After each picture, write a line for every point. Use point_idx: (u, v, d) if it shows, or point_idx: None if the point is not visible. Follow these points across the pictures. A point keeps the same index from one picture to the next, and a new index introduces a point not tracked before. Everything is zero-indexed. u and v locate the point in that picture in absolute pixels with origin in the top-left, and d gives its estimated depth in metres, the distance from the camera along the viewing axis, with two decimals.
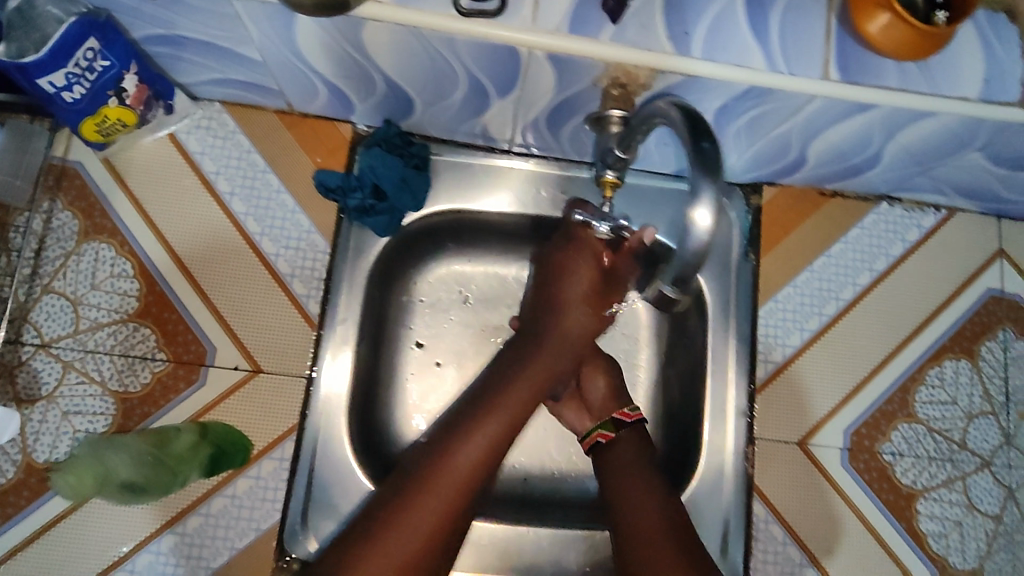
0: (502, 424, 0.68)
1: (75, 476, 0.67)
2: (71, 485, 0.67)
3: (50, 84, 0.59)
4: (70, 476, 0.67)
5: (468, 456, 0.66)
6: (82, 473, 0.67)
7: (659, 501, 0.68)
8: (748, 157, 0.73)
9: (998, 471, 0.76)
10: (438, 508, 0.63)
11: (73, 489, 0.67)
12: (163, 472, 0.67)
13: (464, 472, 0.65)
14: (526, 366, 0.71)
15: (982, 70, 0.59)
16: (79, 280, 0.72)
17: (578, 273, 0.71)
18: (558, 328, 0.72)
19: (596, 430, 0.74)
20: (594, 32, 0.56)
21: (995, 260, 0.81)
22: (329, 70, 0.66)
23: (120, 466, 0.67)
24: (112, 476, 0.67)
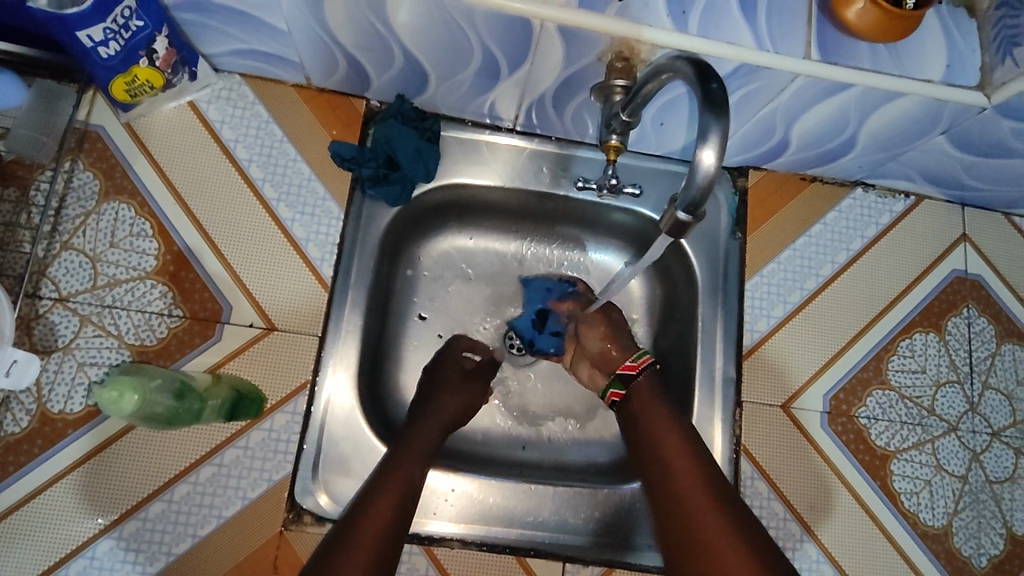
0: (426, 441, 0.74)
1: (120, 390, 0.56)
2: (110, 402, 0.56)
3: (89, 38, 0.62)
4: (110, 391, 0.56)
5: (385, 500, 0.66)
6: (127, 388, 0.57)
7: (694, 451, 0.69)
8: (736, 139, 0.79)
9: (964, 435, 0.82)
10: (393, 506, 0.66)
11: (109, 407, 0.56)
12: (192, 403, 0.65)
13: (385, 515, 0.65)
14: (429, 410, 0.77)
15: (943, 57, 0.66)
16: (98, 239, 0.74)
17: (466, 384, 0.81)
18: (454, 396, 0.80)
19: (609, 390, 0.79)
20: (601, 8, 0.62)
21: (960, 244, 0.88)
22: (351, 42, 0.71)
23: (156, 393, 0.61)
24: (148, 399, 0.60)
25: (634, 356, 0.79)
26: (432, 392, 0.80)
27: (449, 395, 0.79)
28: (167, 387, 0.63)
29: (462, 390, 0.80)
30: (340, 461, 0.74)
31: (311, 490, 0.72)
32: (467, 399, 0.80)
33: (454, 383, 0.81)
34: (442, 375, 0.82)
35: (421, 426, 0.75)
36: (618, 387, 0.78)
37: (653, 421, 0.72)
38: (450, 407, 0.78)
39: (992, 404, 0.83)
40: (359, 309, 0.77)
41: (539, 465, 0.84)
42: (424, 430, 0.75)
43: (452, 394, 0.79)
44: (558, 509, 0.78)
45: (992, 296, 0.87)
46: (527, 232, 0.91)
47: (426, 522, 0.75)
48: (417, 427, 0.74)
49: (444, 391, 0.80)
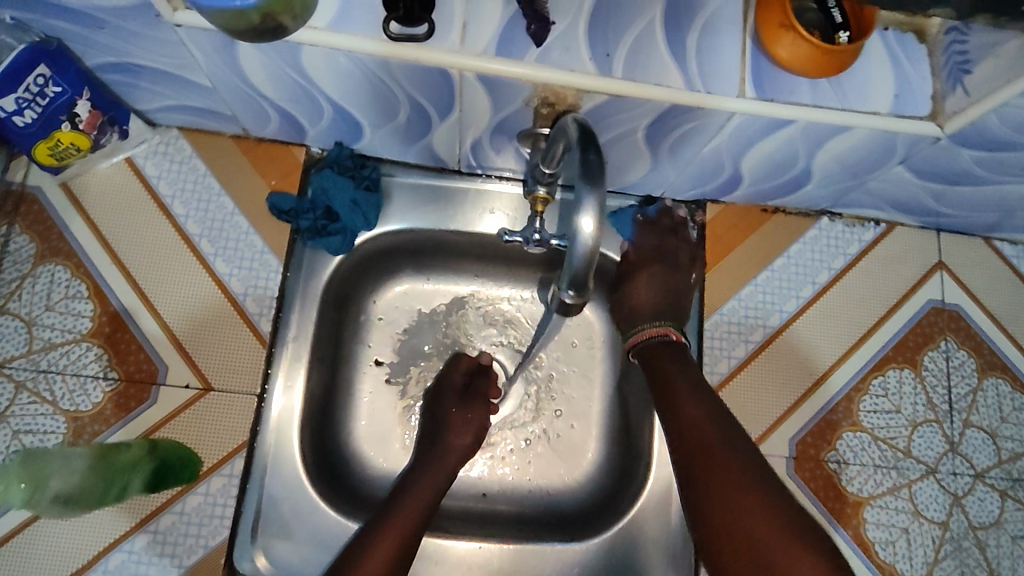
0: (394, 545, 0.66)
1: (6, 483, 0.68)
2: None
3: (1, 108, 0.62)
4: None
5: (380, 554, 0.66)
6: (10, 480, 0.68)
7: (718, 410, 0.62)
8: (687, 173, 0.76)
9: (944, 479, 0.77)
10: (385, 562, 0.65)
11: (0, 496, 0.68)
12: (96, 483, 0.69)
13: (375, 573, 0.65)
14: (410, 490, 0.72)
15: (891, 87, 0.62)
16: (33, 302, 0.73)
17: (469, 406, 0.80)
18: (459, 437, 0.78)
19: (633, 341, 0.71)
20: (519, 53, 0.59)
21: (935, 272, 0.83)
22: (276, 95, 0.69)
23: (54, 476, 0.69)
24: (43, 486, 0.68)
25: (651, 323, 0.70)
26: (437, 434, 0.78)
27: (455, 438, 0.78)
28: (66, 470, 0.69)
29: (468, 420, 0.79)
30: (278, 524, 0.72)
31: (249, 556, 0.70)
32: (473, 431, 0.79)
33: (457, 411, 0.79)
34: (448, 404, 0.80)
35: (396, 522, 0.68)
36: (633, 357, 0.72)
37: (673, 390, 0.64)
38: (454, 452, 0.77)
39: (975, 443, 0.79)
40: (300, 364, 0.75)
41: (497, 516, 0.81)
42: (402, 518, 0.69)
43: (457, 431, 0.78)
44: (511, 567, 0.75)
45: (973, 327, 0.82)
46: (483, 272, 0.88)
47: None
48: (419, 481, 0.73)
49: (450, 432, 0.78)
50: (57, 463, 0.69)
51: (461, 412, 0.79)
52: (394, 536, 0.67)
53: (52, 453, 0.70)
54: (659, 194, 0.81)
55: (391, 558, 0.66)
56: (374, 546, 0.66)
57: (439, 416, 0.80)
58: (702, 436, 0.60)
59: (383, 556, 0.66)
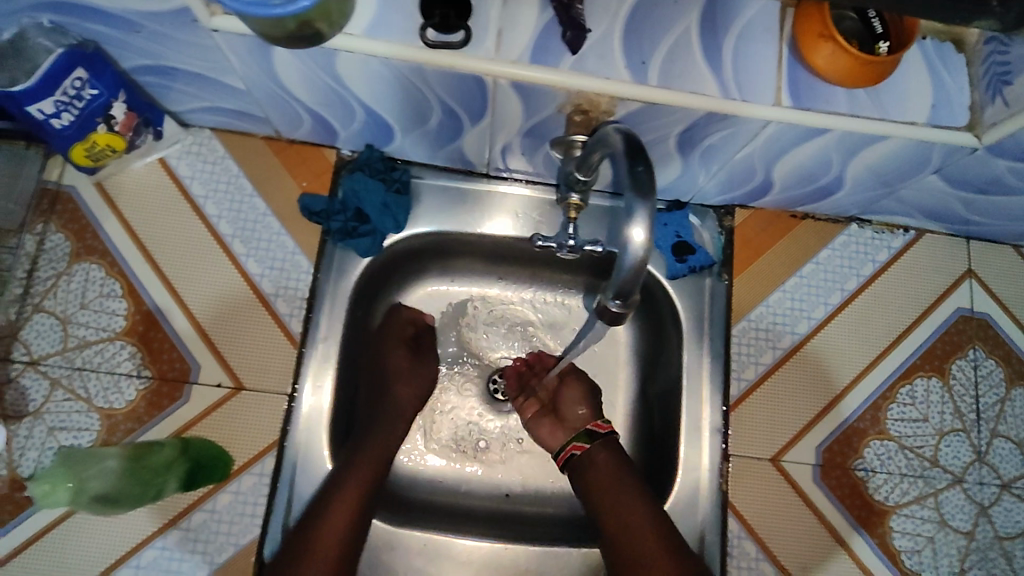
0: (354, 505, 0.70)
1: (49, 484, 0.67)
2: (42, 495, 0.67)
3: (40, 111, 0.62)
4: (42, 485, 0.67)
5: (338, 515, 0.70)
6: (55, 482, 0.67)
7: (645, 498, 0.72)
8: (717, 179, 0.76)
9: (971, 488, 0.77)
10: (346, 520, 0.70)
11: (43, 498, 0.67)
12: (134, 484, 0.69)
13: (337, 532, 0.69)
14: (366, 446, 0.74)
15: (929, 97, 0.62)
16: (68, 300, 0.74)
17: (419, 361, 0.81)
18: (402, 388, 0.79)
19: (572, 443, 0.77)
20: (554, 61, 0.59)
21: (964, 280, 0.83)
22: (309, 99, 0.70)
23: (94, 478, 0.68)
24: (83, 485, 0.68)
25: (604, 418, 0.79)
26: (383, 386, 0.79)
27: (402, 389, 0.79)
28: (102, 471, 0.69)
29: (417, 372, 0.80)
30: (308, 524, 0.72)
31: (280, 555, 0.71)
32: (416, 388, 0.80)
33: (401, 362, 0.80)
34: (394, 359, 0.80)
35: (352, 483, 0.71)
36: (584, 439, 0.77)
37: (603, 479, 0.74)
38: (405, 409, 0.79)
39: (1002, 453, 0.78)
40: (330, 364, 0.76)
41: (521, 518, 0.82)
42: (357, 476, 0.72)
43: (405, 386, 0.79)
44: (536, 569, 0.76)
45: (1001, 336, 0.82)
46: (508, 274, 0.88)
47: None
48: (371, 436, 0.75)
49: (394, 383, 0.79)
50: (93, 467, 0.69)
51: (398, 362, 0.80)
52: (352, 498, 0.70)
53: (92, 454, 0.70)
54: (688, 200, 0.81)
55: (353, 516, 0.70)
56: (334, 506, 0.70)
57: (383, 366, 0.80)
58: (636, 518, 0.71)
59: (344, 516, 0.70)
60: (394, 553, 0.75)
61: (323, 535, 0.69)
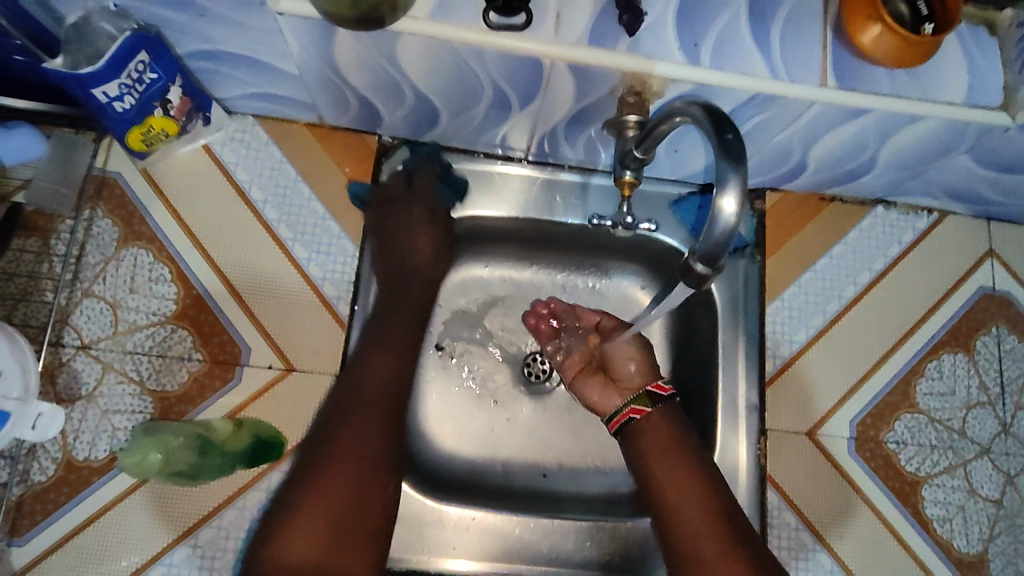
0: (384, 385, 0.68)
1: (141, 454, 0.68)
2: (135, 463, 0.68)
3: (104, 94, 0.63)
4: (133, 455, 0.68)
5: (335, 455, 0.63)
6: (145, 451, 0.68)
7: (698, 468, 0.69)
8: (752, 162, 0.78)
9: (997, 458, 0.80)
10: (352, 460, 0.62)
11: (136, 468, 0.68)
12: (213, 457, 0.70)
13: (348, 471, 0.62)
14: (389, 331, 0.72)
15: (965, 78, 0.65)
16: (118, 285, 0.75)
17: (421, 232, 0.78)
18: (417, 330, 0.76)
19: (630, 406, 0.74)
20: (611, 44, 0.61)
21: (986, 260, 0.86)
22: (361, 84, 0.71)
23: (178, 448, 0.69)
24: (170, 457, 0.69)
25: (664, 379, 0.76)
26: (392, 233, 0.78)
27: (413, 238, 0.77)
28: (186, 443, 0.69)
29: (424, 233, 0.78)
30: None
31: None
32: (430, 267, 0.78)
33: (414, 215, 0.78)
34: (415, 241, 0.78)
35: (357, 396, 0.66)
36: (645, 403, 0.73)
37: (655, 444, 0.71)
38: (416, 250, 0.77)
39: None
40: None
41: (561, 497, 0.83)
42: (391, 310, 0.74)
43: (420, 240, 0.77)
44: (582, 544, 0.78)
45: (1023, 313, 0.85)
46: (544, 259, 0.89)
47: (446, 561, 0.76)
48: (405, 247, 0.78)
49: (409, 204, 0.78)
50: (178, 436, 0.70)
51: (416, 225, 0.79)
52: (377, 413, 0.66)
53: (174, 426, 0.71)
54: None
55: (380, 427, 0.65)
56: None
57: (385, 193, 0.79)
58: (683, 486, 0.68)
59: (375, 414, 0.65)
60: (442, 529, 0.77)
61: (357, 414, 0.65)
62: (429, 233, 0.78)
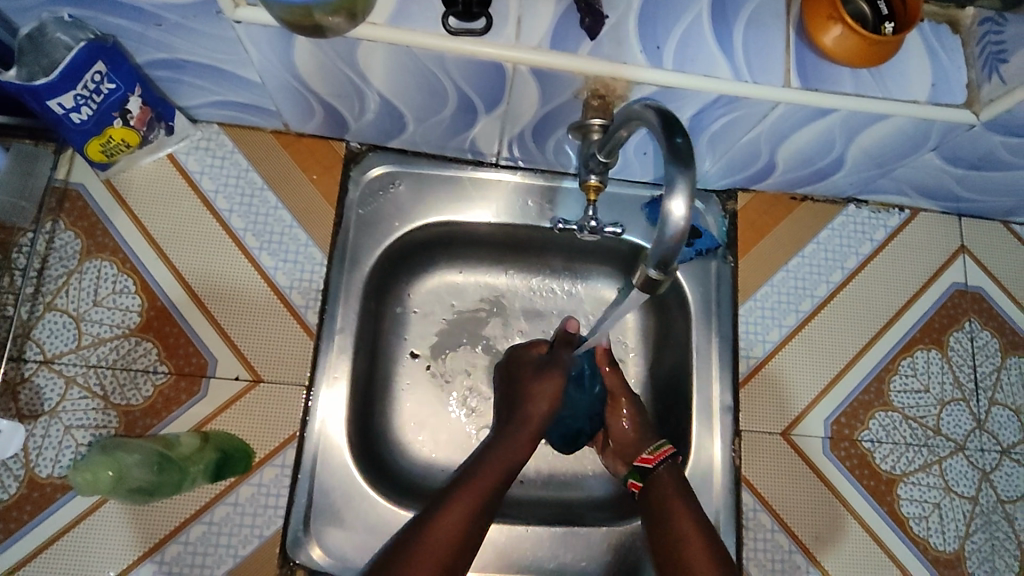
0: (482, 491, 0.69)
1: (93, 471, 0.65)
2: (85, 482, 0.65)
3: (60, 106, 0.62)
4: (85, 473, 0.65)
5: (438, 540, 0.65)
6: (98, 470, 0.65)
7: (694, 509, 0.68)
8: (722, 163, 0.78)
9: (972, 455, 0.80)
10: (452, 532, 0.66)
11: (86, 486, 0.65)
12: (172, 472, 0.67)
13: (442, 546, 0.65)
14: (485, 464, 0.72)
15: (929, 76, 0.64)
16: (81, 298, 0.74)
17: (547, 375, 0.78)
18: (530, 413, 0.76)
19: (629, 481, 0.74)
20: (572, 48, 0.61)
21: (958, 256, 0.86)
22: (324, 90, 0.70)
23: (132, 465, 0.66)
24: (126, 476, 0.66)
25: (652, 447, 0.74)
26: (515, 407, 0.77)
27: (532, 408, 0.77)
28: (143, 461, 0.67)
29: (545, 391, 0.78)
30: (331, 511, 0.73)
31: (303, 543, 0.72)
32: (551, 402, 0.77)
33: (530, 376, 0.79)
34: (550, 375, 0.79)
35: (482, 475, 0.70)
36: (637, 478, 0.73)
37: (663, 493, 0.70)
38: (534, 418, 0.76)
39: (1000, 420, 0.82)
40: (347, 355, 0.77)
41: (538, 502, 0.82)
42: (493, 460, 0.72)
43: (540, 385, 0.78)
44: (557, 551, 0.77)
45: (995, 308, 0.85)
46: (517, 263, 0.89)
47: None
48: (523, 407, 0.77)
49: (530, 398, 0.77)
50: (133, 454, 0.67)
51: (545, 375, 0.79)
52: (468, 501, 0.68)
53: (133, 443, 0.68)
54: None
55: (465, 518, 0.67)
56: (452, 499, 0.68)
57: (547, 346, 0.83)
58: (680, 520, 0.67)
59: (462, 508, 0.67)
60: None
61: (447, 514, 0.66)
62: (552, 404, 0.77)
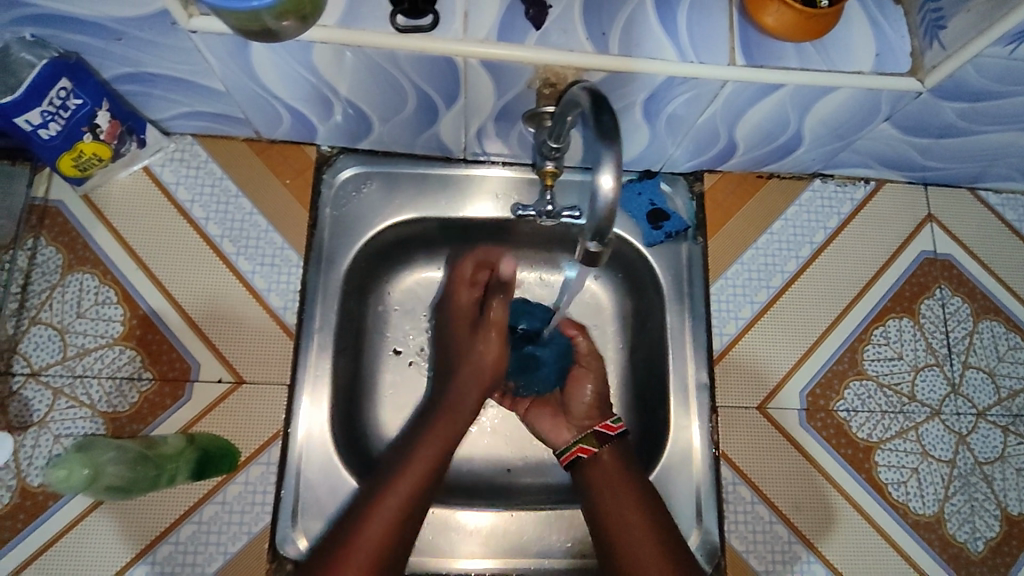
0: (388, 521, 0.70)
1: (68, 469, 0.63)
2: (60, 480, 0.62)
3: (28, 122, 0.65)
4: (57, 471, 0.62)
5: (375, 533, 0.69)
6: (72, 467, 0.63)
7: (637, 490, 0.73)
8: (683, 145, 0.79)
9: (948, 419, 0.81)
10: (385, 527, 0.70)
11: (59, 484, 0.62)
12: (150, 469, 0.69)
13: (376, 541, 0.69)
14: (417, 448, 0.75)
15: (873, 47, 0.66)
16: (65, 311, 0.76)
17: (483, 337, 0.81)
18: (467, 387, 0.79)
19: (578, 445, 0.76)
20: (520, 38, 0.63)
21: (925, 225, 0.87)
22: (288, 95, 0.72)
23: (110, 462, 0.66)
24: (100, 474, 0.65)
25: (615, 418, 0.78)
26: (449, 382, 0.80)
27: (470, 387, 0.79)
28: (121, 458, 0.67)
29: (484, 356, 0.80)
30: (315, 505, 0.74)
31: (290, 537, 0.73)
32: (489, 365, 0.80)
33: (462, 334, 0.83)
34: (459, 382, 0.79)
35: (405, 475, 0.73)
36: (592, 442, 0.76)
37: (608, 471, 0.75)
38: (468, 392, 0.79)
39: (975, 384, 0.83)
40: (326, 353, 0.78)
41: (523, 488, 0.83)
42: (430, 446, 0.76)
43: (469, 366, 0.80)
44: (543, 534, 0.78)
45: (964, 274, 0.86)
46: None
47: (455, 561, 0.76)
48: (458, 386, 0.79)
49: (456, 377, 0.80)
50: (109, 453, 0.67)
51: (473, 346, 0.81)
52: (401, 494, 0.71)
53: (102, 445, 0.68)
54: (658, 169, 0.85)
55: (390, 525, 0.70)
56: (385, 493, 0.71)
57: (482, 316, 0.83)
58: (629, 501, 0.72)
59: (387, 515, 0.70)
60: None
61: (364, 534, 0.69)
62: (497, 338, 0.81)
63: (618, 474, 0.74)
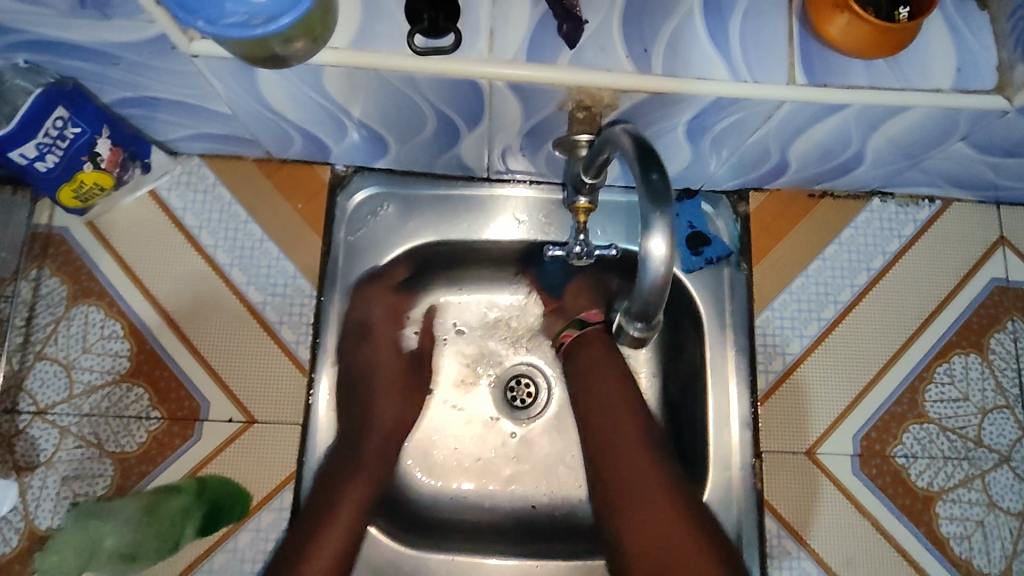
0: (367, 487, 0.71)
1: (59, 555, 0.68)
2: (54, 564, 0.68)
3: (23, 156, 0.61)
4: (53, 556, 0.68)
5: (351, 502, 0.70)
6: (64, 551, 0.68)
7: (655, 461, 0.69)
8: (728, 165, 0.72)
9: (1018, 467, 0.74)
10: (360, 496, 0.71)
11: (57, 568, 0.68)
12: (151, 536, 0.68)
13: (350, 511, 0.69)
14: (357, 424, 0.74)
15: (953, 61, 0.58)
16: (70, 345, 0.72)
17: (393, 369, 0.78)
18: (380, 374, 0.77)
19: None
20: (550, 57, 0.56)
21: (996, 249, 0.79)
22: (297, 117, 0.66)
23: (107, 535, 0.68)
24: (99, 546, 0.68)
25: None
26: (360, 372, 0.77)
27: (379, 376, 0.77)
28: (116, 530, 0.68)
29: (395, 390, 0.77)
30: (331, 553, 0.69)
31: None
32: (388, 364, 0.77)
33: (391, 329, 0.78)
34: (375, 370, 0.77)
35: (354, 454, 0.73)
36: None
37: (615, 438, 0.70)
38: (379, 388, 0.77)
39: None
40: None
41: (550, 528, 0.77)
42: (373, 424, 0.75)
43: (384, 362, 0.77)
44: None
45: None
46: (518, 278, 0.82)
47: None
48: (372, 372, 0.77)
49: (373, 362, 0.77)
50: (108, 525, 0.68)
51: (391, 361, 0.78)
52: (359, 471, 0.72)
53: (104, 514, 0.69)
54: (699, 188, 0.78)
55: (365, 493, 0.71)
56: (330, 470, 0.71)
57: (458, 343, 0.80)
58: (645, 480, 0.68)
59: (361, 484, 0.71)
60: None
61: (344, 500, 0.70)
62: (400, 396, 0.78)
63: (639, 478, 0.68)
